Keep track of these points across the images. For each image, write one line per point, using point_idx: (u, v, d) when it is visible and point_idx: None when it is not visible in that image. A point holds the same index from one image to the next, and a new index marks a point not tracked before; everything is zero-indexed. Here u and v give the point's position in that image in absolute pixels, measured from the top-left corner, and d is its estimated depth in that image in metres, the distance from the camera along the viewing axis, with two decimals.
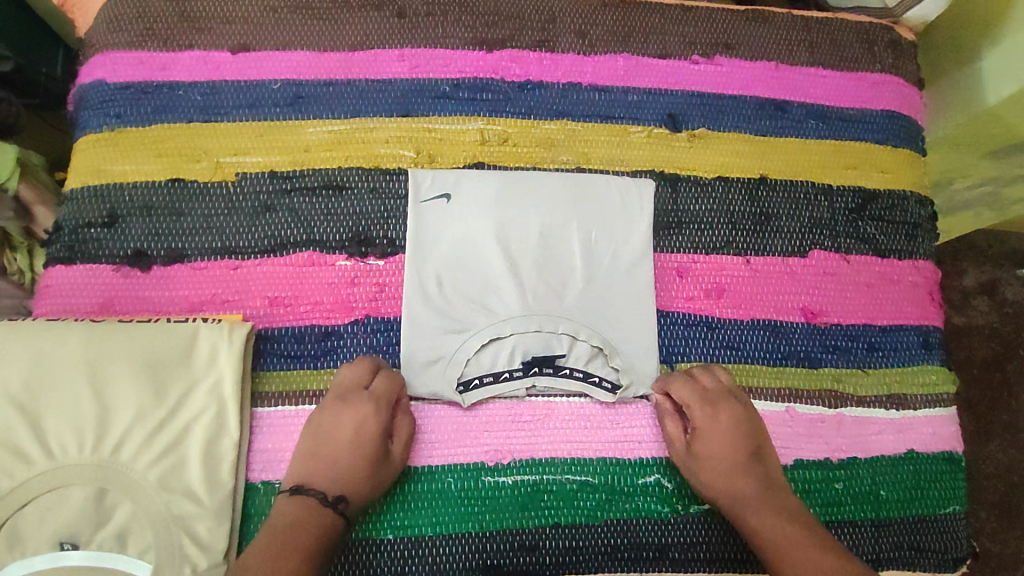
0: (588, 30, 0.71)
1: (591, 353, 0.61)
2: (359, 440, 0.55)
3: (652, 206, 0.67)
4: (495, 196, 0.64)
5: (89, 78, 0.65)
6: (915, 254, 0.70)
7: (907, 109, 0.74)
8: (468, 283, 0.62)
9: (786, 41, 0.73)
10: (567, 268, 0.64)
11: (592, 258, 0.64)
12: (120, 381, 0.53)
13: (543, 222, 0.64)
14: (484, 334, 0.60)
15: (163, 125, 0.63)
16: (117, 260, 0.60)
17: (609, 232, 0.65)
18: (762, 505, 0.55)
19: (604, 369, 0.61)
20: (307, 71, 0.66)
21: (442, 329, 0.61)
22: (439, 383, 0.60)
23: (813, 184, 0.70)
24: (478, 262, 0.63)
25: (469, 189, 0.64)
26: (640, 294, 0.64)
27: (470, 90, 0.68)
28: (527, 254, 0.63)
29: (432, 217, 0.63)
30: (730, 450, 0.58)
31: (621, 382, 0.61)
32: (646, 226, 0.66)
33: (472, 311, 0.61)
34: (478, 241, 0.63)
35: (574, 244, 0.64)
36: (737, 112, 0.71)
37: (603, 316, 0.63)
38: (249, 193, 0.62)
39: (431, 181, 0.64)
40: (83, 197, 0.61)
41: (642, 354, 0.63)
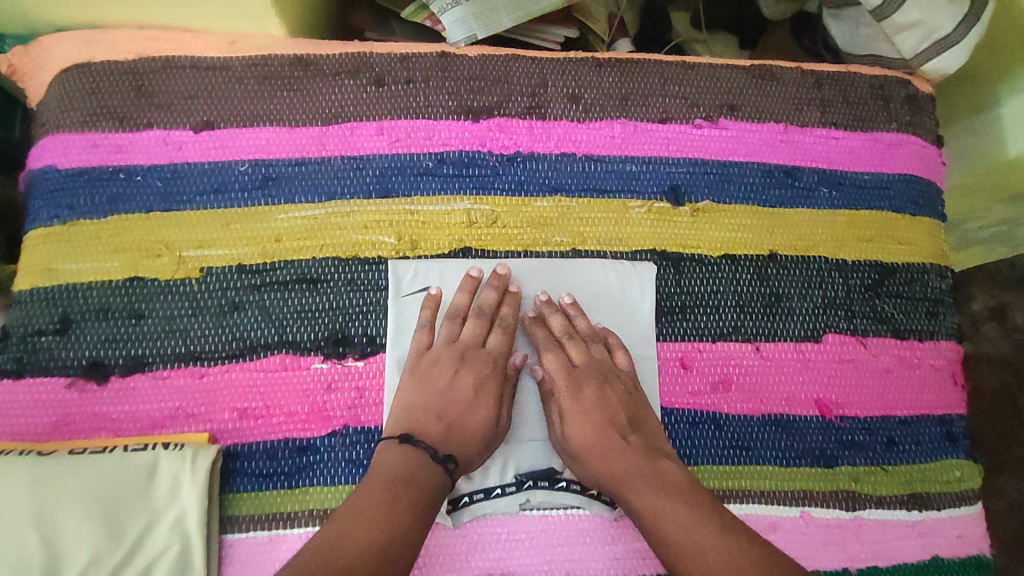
0: (582, 94, 0.65)
1: None
2: (480, 400, 0.56)
3: (653, 292, 0.62)
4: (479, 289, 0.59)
5: (38, 163, 0.59)
6: (936, 334, 0.65)
7: (927, 172, 0.69)
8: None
9: (798, 100, 0.68)
10: None
11: None
12: (73, 522, 0.48)
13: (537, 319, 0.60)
14: None
15: (119, 216, 0.58)
16: (70, 372, 0.54)
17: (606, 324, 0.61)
18: (648, 483, 0.53)
19: None
20: (278, 149, 0.60)
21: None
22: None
23: (826, 259, 0.65)
24: None
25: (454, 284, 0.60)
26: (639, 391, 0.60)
27: (455, 165, 0.62)
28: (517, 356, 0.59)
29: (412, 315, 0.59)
30: (601, 428, 0.56)
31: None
32: (646, 318, 0.61)
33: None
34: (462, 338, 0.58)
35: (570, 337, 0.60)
36: (745, 181, 0.65)
37: None
38: (215, 291, 0.57)
39: (412, 275, 0.60)
40: (33, 300, 0.56)
41: None
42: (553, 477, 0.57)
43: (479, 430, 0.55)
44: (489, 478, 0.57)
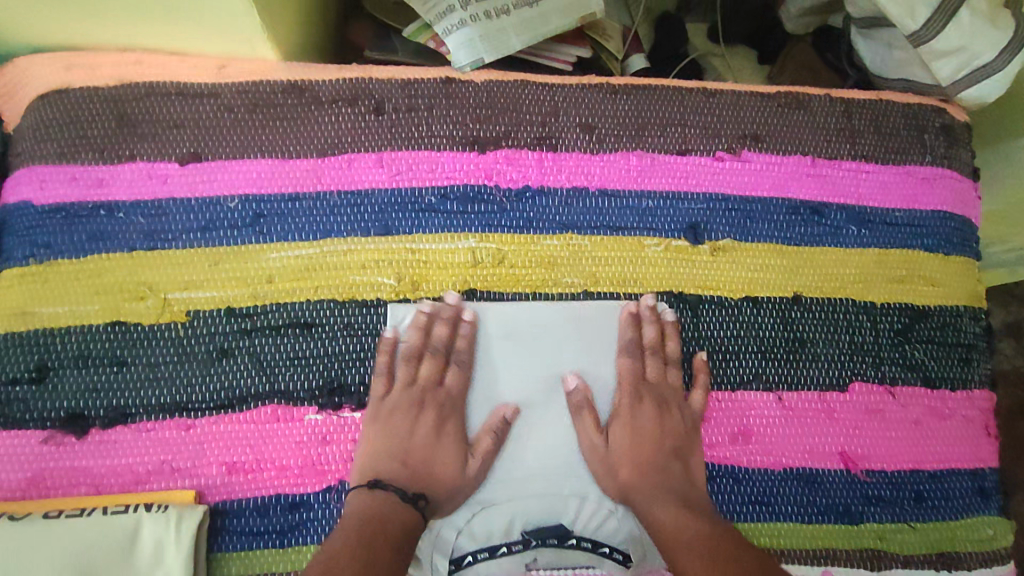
0: (596, 124, 0.61)
1: (600, 518, 0.54)
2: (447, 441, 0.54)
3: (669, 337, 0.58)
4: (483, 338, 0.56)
5: (13, 197, 0.56)
6: (969, 382, 0.61)
7: (962, 207, 0.65)
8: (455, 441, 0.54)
9: (824, 130, 0.63)
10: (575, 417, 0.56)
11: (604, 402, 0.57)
12: None
13: (548, 366, 0.56)
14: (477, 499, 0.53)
15: (100, 256, 0.54)
16: (47, 425, 0.51)
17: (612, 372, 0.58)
18: (674, 501, 0.52)
19: (614, 537, 0.54)
20: (271, 183, 0.57)
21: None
22: (423, 559, 0.52)
23: (853, 302, 0.61)
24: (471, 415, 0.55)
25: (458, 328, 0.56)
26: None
27: (460, 200, 0.58)
28: (526, 404, 0.56)
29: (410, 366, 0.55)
30: (648, 445, 0.55)
31: (632, 552, 0.54)
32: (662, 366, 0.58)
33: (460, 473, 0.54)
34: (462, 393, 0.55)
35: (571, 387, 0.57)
36: (768, 218, 0.61)
37: None
38: (202, 336, 0.54)
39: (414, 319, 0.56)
40: (7, 345, 0.52)
41: None
42: (563, 534, 0.53)
43: (449, 472, 0.53)
44: (494, 535, 0.53)
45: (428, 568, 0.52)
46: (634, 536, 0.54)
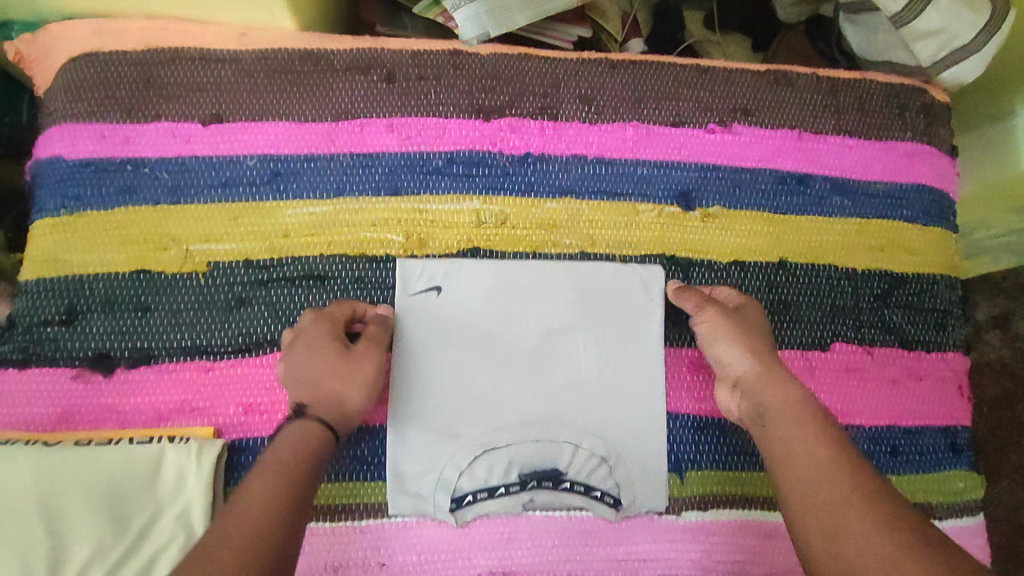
0: (594, 96, 0.65)
1: (593, 464, 0.57)
2: (360, 373, 0.52)
3: (663, 295, 0.61)
4: (487, 293, 0.59)
5: (45, 153, 0.59)
6: (944, 345, 0.65)
7: (940, 182, 0.68)
8: (461, 388, 0.57)
9: (812, 107, 0.67)
10: (571, 369, 0.58)
11: (600, 355, 0.59)
12: (78, 512, 0.48)
13: (545, 320, 0.59)
14: (477, 444, 0.56)
15: (127, 209, 0.58)
16: (75, 363, 0.54)
17: (607, 327, 0.60)
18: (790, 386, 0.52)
19: (606, 482, 0.57)
20: (287, 144, 0.60)
21: (433, 437, 0.56)
22: (426, 496, 0.55)
23: (835, 267, 0.64)
24: (470, 368, 0.57)
25: (461, 282, 0.59)
26: (639, 395, 0.59)
27: (466, 165, 0.62)
28: (522, 356, 0.58)
29: (420, 315, 0.58)
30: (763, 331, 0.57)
31: (622, 497, 0.57)
32: (657, 325, 0.61)
33: (464, 416, 0.56)
34: (466, 344, 0.58)
35: (567, 341, 0.59)
36: (756, 187, 0.65)
37: (613, 421, 0.58)
38: (222, 285, 0.57)
39: (419, 273, 0.59)
40: (39, 289, 0.56)
41: (648, 470, 0.57)
42: (557, 478, 0.56)
43: (339, 384, 0.51)
44: (493, 477, 0.56)
45: (430, 504, 0.55)
46: (626, 482, 0.57)
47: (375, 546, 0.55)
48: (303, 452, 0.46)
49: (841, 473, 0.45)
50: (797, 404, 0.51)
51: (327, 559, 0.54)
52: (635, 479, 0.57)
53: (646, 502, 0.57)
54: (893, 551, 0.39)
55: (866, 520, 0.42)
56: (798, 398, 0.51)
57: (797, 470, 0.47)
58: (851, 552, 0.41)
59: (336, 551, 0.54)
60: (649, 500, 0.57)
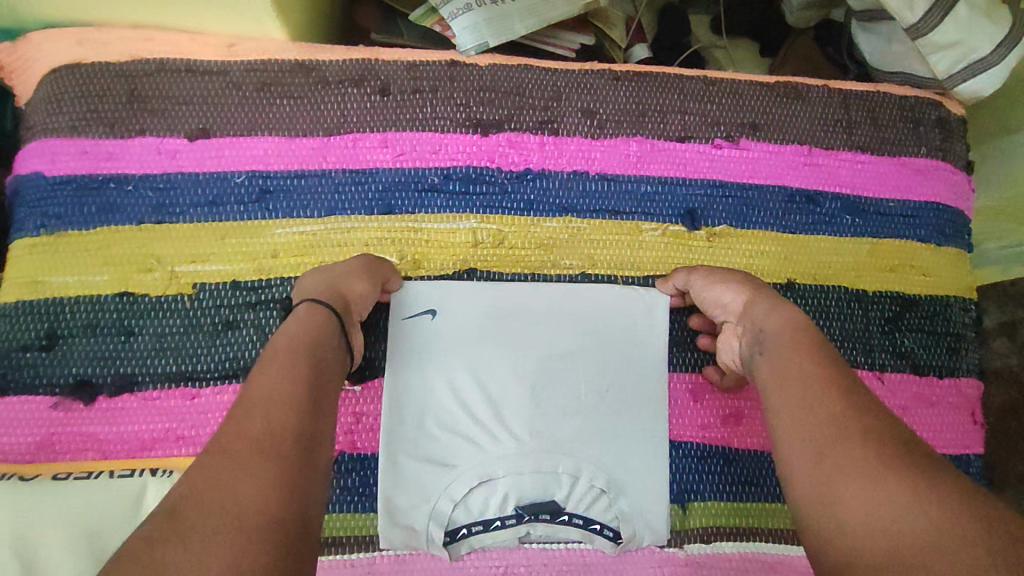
0: (597, 109, 0.62)
1: (593, 495, 0.54)
2: (360, 274, 0.51)
3: (667, 319, 0.59)
4: (486, 316, 0.57)
5: (24, 168, 0.57)
6: (957, 371, 0.63)
7: (955, 200, 0.66)
8: (456, 416, 0.54)
9: (823, 122, 0.65)
10: (571, 394, 0.56)
11: (600, 379, 0.57)
12: (52, 541, 0.45)
13: (544, 344, 0.57)
14: (473, 475, 0.53)
15: (110, 228, 0.55)
16: (56, 390, 0.52)
17: (607, 352, 0.58)
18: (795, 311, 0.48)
19: (606, 514, 0.54)
20: (277, 160, 0.58)
21: (427, 466, 0.53)
22: (419, 529, 0.53)
23: (844, 289, 0.62)
24: (466, 392, 0.55)
25: (458, 304, 0.57)
26: (641, 423, 0.56)
27: (463, 181, 0.59)
28: (521, 382, 0.56)
29: (415, 340, 0.56)
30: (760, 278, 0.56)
31: (623, 530, 0.54)
32: (660, 349, 0.58)
33: (459, 445, 0.54)
34: (463, 369, 0.55)
35: (567, 366, 0.57)
36: (764, 206, 0.63)
37: (614, 450, 0.55)
38: (208, 309, 0.55)
39: (413, 295, 0.57)
40: (18, 313, 0.54)
41: (651, 500, 0.55)
42: (555, 511, 0.53)
43: (345, 284, 0.50)
44: (488, 510, 0.53)
45: (423, 538, 0.52)
46: (627, 515, 0.54)
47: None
48: (301, 352, 0.42)
49: (832, 390, 0.42)
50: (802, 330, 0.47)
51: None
52: (637, 511, 0.54)
53: (648, 535, 0.54)
54: (889, 473, 0.37)
55: (858, 440, 0.39)
56: (796, 316, 0.48)
57: (790, 384, 0.43)
58: (842, 474, 0.38)
59: None
60: (651, 533, 0.54)
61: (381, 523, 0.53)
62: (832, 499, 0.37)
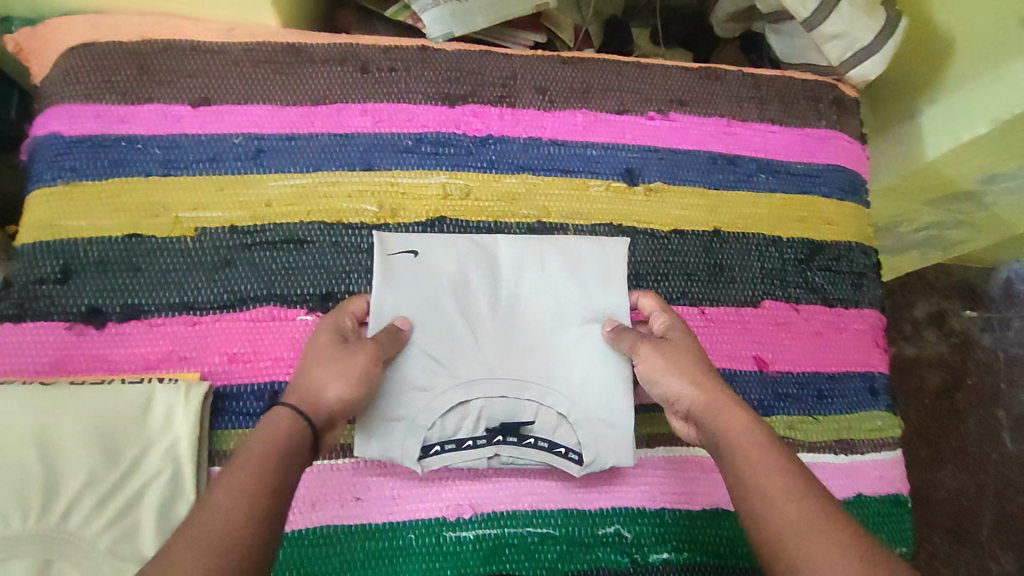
0: (548, 86, 0.73)
1: (557, 421, 0.61)
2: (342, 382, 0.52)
3: (624, 268, 0.66)
4: (460, 258, 0.64)
5: (43, 130, 0.64)
6: (860, 303, 0.73)
7: (851, 163, 0.78)
8: (434, 343, 0.61)
9: (738, 99, 0.76)
10: (534, 331, 0.64)
11: (562, 320, 0.64)
12: (72, 445, 0.52)
13: (511, 287, 0.65)
14: (449, 397, 0.59)
15: (120, 180, 0.63)
16: (70, 318, 0.59)
17: (569, 293, 0.65)
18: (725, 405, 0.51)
19: (569, 439, 0.61)
20: (270, 125, 0.66)
21: (406, 386, 0.59)
22: (397, 443, 0.58)
23: (763, 235, 0.73)
24: (443, 325, 0.62)
25: (438, 248, 0.64)
26: (601, 355, 0.63)
27: (432, 144, 0.69)
28: (491, 319, 0.63)
29: (397, 274, 0.62)
30: (696, 357, 0.55)
31: (586, 453, 0.60)
32: (618, 292, 0.65)
33: (433, 369, 0.60)
34: (440, 302, 0.62)
35: (532, 306, 0.65)
36: (692, 166, 0.73)
37: (571, 381, 0.62)
38: (208, 248, 0.62)
39: (399, 239, 0.63)
40: (35, 252, 0.60)
41: (606, 427, 0.61)
42: (521, 433, 0.60)
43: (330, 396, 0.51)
44: (461, 430, 0.60)
45: (398, 451, 0.58)
46: (589, 440, 0.60)
47: (350, 483, 0.59)
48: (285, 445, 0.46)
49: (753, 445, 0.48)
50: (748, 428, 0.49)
51: (304, 495, 0.58)
52: (598, 437, 0.61)
53: (612, 458, 0.60)
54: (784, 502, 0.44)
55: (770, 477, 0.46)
56: (736, 415, 0.50)
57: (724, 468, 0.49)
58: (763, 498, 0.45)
59: (312, 488, 0.58)
60: (613, 456, 0.60)
61: (359, 438, 0.58)
62: (757, 523, 0.45)
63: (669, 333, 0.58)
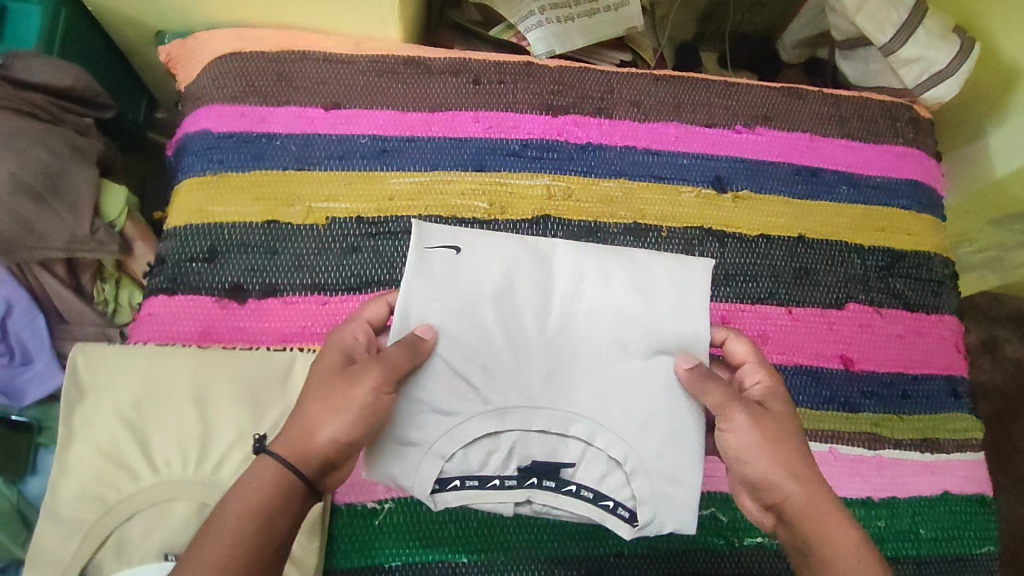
0: (642, 100, 0.79)
1: (603, 469, 0.55)
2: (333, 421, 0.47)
3: (705, 292, 0.56)
4: (508, 264, 0.55)
5: (194, 127, 0.72)
6: (940, 309, 0.76)
7: (927, 178, 0.82)
8: (467, 362, 0.53)
9: (819, 116, 0.81)
10: (587, 354, 0.55)
11: (622, 345, 0.55)
12: (222, 404, 0.57)
13: (564, 300, 0.56)
14: (477, 428, 0.53)
15: (261, 173, 0.69)
16: (216, 293, 0.65)
17: (635, 317, 0.55)
18: (831, 525, 0.49)
19: (619, 493, 0.55)
20: (392, 128, 0.73)
21: (432, 411, 0.53)
22: (413, 471, 0.53)
23: (846, 243, 0.76)
24: (479, 340, 0.54)
25: (483, 248, 0.55)
26: (666, 398, 0.54)
27: (538, 150, 0.75)
28: (535, 337, 0.55)
29: (434, 273, 0.54)
30: (797, 451, 0.51)
31: (639, 513, 0.54)
32: (694, 317, 0.55)
33: (463, 392, 0.54)
34: (480, 313, 0.54)
35: (588, 324, 0.55)
36: (776, 176, 0.78)
37: (624, 420, 0.55)
38: (337, 235, 0.68)
39: (440, 234, 0.55)
40: (185, 233, 0.67)
41: (661, 483, 0.54)
42: (559, 478, 0.55)
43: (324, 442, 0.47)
44: (489, 467, 0.54)
45: (411, 483, 0.53)
46: (644, 496, 0.54)
47: None
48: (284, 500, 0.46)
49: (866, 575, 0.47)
50: (859, 554, 0.48)
51: None
52: (656, 495, 0.53)
53: (671, 522, 0.53)
54: None
55: None
56: (841, 540, 0.48)
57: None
58: None
59: None
60: (671, 521, 0.53)
61: (371, 464, 0.53)
62: None
63: (767, 402, 0.53)
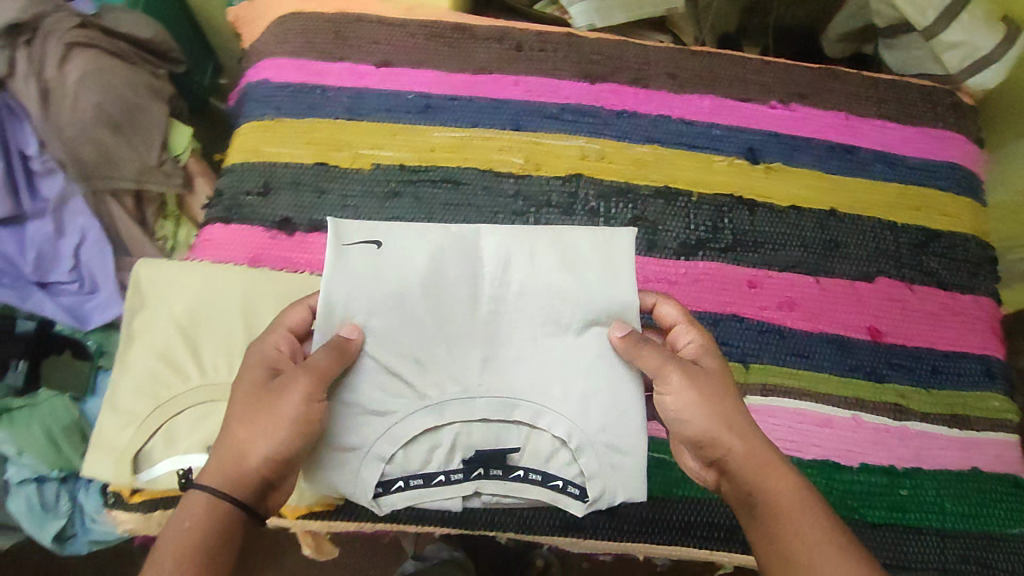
0: (678, 73, 0.81)
1: (551, 449, 0.55)
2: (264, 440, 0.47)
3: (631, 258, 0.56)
4: (431, 253, 0.54)
5: (256, 78, 0.77)
6: (977, 290, 0.75)
7: (968, 163, 0.81)
8: (400, 355, 0.53)
9: (856, 97, 0.82)
10: (523, 339, 0.55)
11: (557, 325, 0.55)
12: (266, 318, 0.61)
13: (495, 290, 0.55)
14: (417, 425, 0.53)
15: (313, 120, 0.74)
16: (267, 224, 0.69)
17: (563, 291, 0.55)
18: (769, 470, 0.47)
19: (568, 471, 0.55)
20: (437, 87, 0.77)
21: (364, 411, 0.53)
22: (354, 471, 0.53)
23: (880, 219, 0.76)
24: (413, 331, 0.54)
25: (405, 241, 0.54)
26: (607, 374, 0.54)
27: (574, 113, 0.77)
28: (471, 329, 0.55)
29: (355, 267, 0.53)
30: (731, 397, 0.50)
31: (589, 489, 0.54)
32: (624, 284, 0.55)
33: (398, 388, 0.53)
34: (411, 307, 0.53)
35: (519, 309, 0.55)
36: (810, 151, 0.79)
37: (569, 399, 0.54)
38: (381, 180, 0.72)
39: (358, 228, 0.54)
40: (243, 170, 0.72)
41: (613, 456, 0.54)
42: (505, 465, 0.55)
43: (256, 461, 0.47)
44: (431, 464, 0.54)
45: (353, 488, 0.53)
46: (595, 470, 0.54)
47: None
48: (220, 509, 0.45)
49: (809, 516, 0.45)
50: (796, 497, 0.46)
51: None
52: (603, 468, 0.54)
53: (618, 492, 0.54)
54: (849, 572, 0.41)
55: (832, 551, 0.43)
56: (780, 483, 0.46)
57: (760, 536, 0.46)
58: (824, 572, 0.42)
59: None
60: (622, 491, 0.54)
61: (314, 476, 0.53)
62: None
63: (701, 360, 0.53)
